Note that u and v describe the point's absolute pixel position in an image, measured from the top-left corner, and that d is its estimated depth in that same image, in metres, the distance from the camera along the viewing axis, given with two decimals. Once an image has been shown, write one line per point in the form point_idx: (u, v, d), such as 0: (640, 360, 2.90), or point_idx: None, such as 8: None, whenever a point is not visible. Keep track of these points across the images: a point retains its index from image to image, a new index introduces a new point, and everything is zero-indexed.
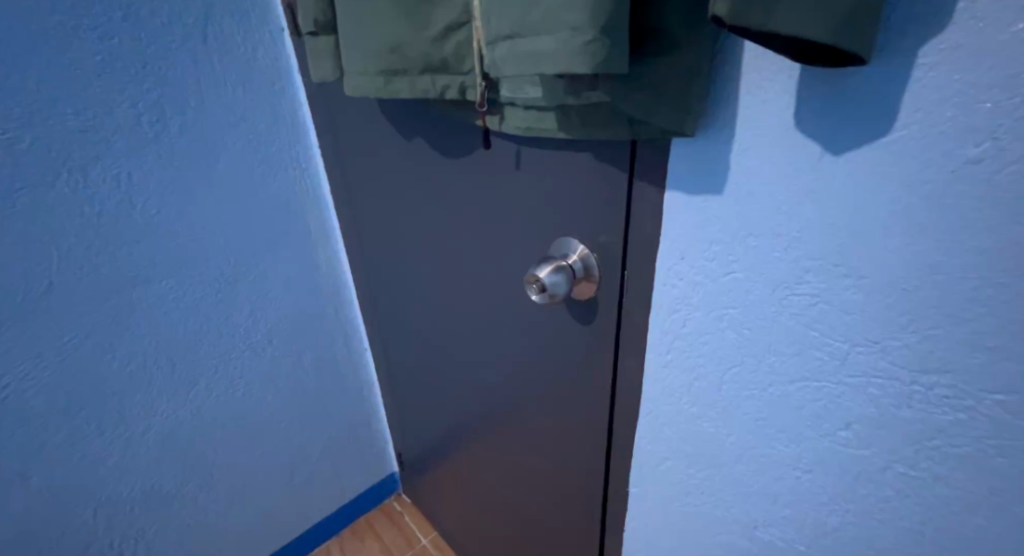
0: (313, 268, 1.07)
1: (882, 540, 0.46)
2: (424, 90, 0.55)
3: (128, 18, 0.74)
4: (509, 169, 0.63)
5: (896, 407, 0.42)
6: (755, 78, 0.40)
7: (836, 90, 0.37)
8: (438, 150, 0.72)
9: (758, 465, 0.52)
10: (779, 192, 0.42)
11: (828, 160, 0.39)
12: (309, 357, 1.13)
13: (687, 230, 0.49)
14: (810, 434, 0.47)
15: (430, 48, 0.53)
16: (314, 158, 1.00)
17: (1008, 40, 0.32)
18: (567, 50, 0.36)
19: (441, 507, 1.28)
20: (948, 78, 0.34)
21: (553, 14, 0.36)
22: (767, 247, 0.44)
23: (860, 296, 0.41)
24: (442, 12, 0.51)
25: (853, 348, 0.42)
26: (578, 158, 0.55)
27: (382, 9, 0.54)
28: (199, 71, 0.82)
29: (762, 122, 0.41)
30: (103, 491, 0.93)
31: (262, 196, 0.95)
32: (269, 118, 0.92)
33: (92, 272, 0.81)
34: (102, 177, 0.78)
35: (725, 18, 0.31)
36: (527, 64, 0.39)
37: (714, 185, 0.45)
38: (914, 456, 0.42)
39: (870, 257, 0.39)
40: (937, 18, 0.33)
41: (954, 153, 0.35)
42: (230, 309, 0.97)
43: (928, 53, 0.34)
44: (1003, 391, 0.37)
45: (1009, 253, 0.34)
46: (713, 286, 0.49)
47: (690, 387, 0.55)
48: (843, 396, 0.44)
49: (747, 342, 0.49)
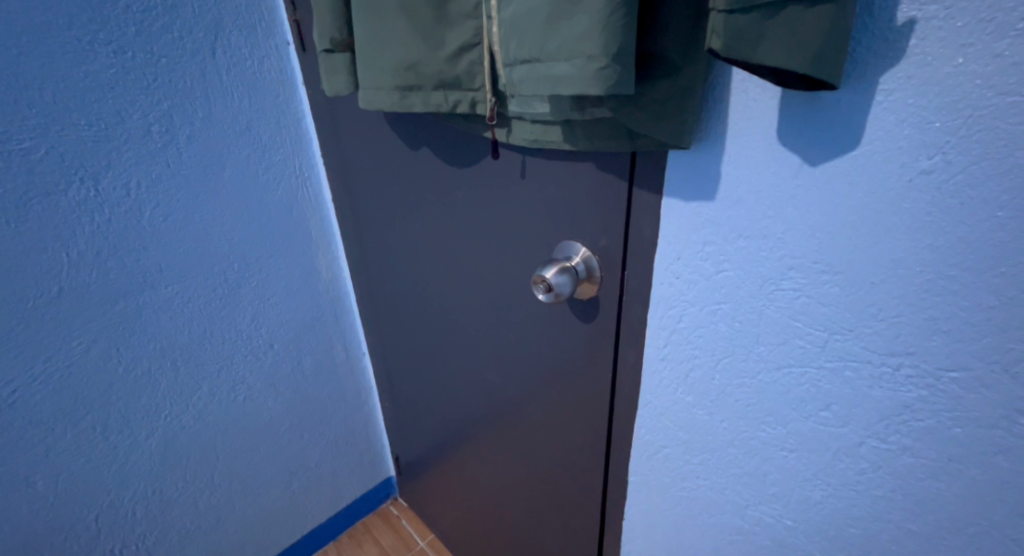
0: (314, 274, 1.10)
1: (858, 510, 0.52)
2: (437, 105, 0.59)
3: (140, 33, 0.78)
4: (514, 177, 0.68)
5: (869, 387, 0.47)
6: (743, 98, 0.46)
7: (813, 110, 0.43)
8: (444, 159, 0.76)
9: (749, 447, 0.58)
10: (764, 198, 0.48)
11: (807, 170, 0.45)
12: (309, 362, 1.15)
13: (683, 232, 0.54)
14: (795, 415, 0.53)
15: (445, 66, 0.57)
16: (315, 167, 1.03)
17: (951, 71, 0.38)
18: (582, 74, 0.41)
19: (437, 509, 1.31)
20: (904, 102, 0.39)
21: (570, 43, 0.41)
22: (755, 247, 0.50)
23: (836, 289, 0.46)
24: (457, 33, 0.56)
25: (831, 336, 0.48)
26: (581, 167, 0.60)
27: (398, 30, 0.58)
28: (207, 83, 0.85)
29: (749, 136, 0.47)
30: (107, 495, 0.94)
31: (266, 203, 0.98)
32: (274, 127, 0.95)
33: (101, 278, 0.83)
34: (112, 186, 0.80)
35: (719, 51, 0.37)
36: (544, 86, 0.44)
37: (707, 193, 0.51)
38: (885, 430, 0.48)
39: (845, 255, 0.45)
40: (894, 52, 0.39)
41: (910, 165, 0.40)
42: (234, 315, 1.00)
43: (888, 81, 0.40)
44: (957, 369, 0.43)
45: (958, 251, 0.40)
46: (707, 283, 0.54)
47: (685, 377, 0.60)
48: (824, 379, 0.49)
49: (737, 334, 0.54)
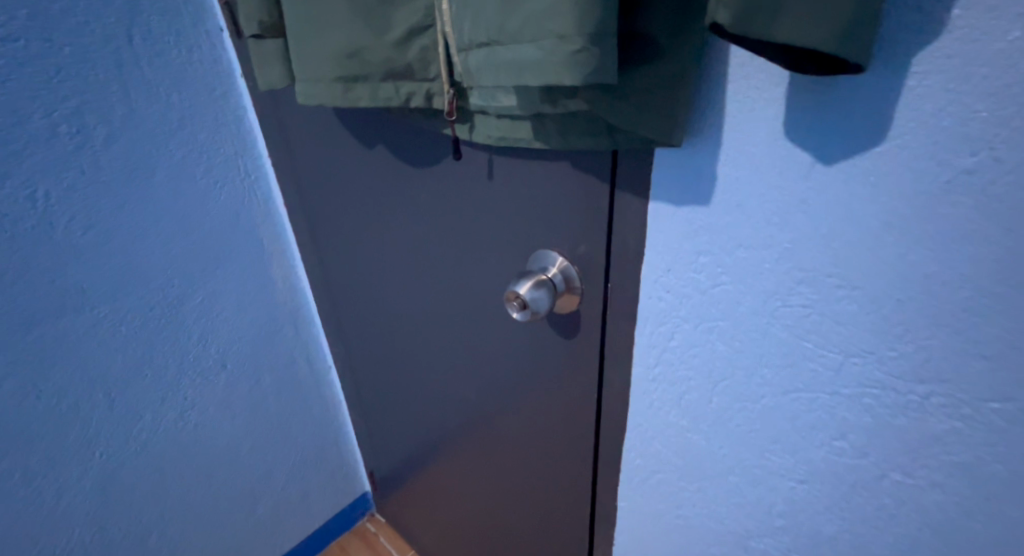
0: (269, 284, 1.00)
1: (878, 548, 0.46)
2: (388, 99, 0.51)
3: (35, 17, 0.67)
4: (481, 178, 0.60)
5: (892, 416, 0.41)
6: (741, 87, 0.39)
7: (827, 98, 0.36)
8: (402, 159, 0.68)
9: (752, 476, 0.51)
10: (768, 203, 0.41)
11: (819, 170, 0.38)
12: (269, 379, 1.06)
13: (674, 240, 0.48)
14: (805, 444, 0.46)
15: (393, 53, 0.48)
16: (263, 168, 0.93)
17: (1004, 48, 0.30)
18: (554, 59, 0.33)
19: (416, 525, 1.24)
20: (943, 88, 0.32)
21: (537, 21, 0.33)
22: (757, 258, 0.43)
23: (854, 307, 0.40)
24: (405, 14, 0.47)
25: (848, 359, 0.41)
26: (556, 168, 0.53)
27: (337, 11, 0.50)
28: (125, 74, 0.75)
29: (750, 131, 0.40)
30: (36, 542, 0.84)
31: (206, 210, 0.88)
32: (211, 124, 0.85)
33: (10, 302, 0.72)
34: (15, 197, 0.69)
35: (730, 28, 0.29)
36: (508, 74, 0.36)
37: (701, 197, 0.44)
38: (911, 465, 0.41)
39: (862, 270, 0.38)
40: (931, 25, 0.31)
41: (948, 163, 0.33)
42: (178, 334, 0.90)
43: (924, 62, 0.32)
44: (1001, 399, 0.36)
45: (1003, 263, 0.33)
46: (703, 298, 0.48)
47: (680, 399, 0.54)
48: (838, 406, 0.43)
49: (737, 354, 0.48)
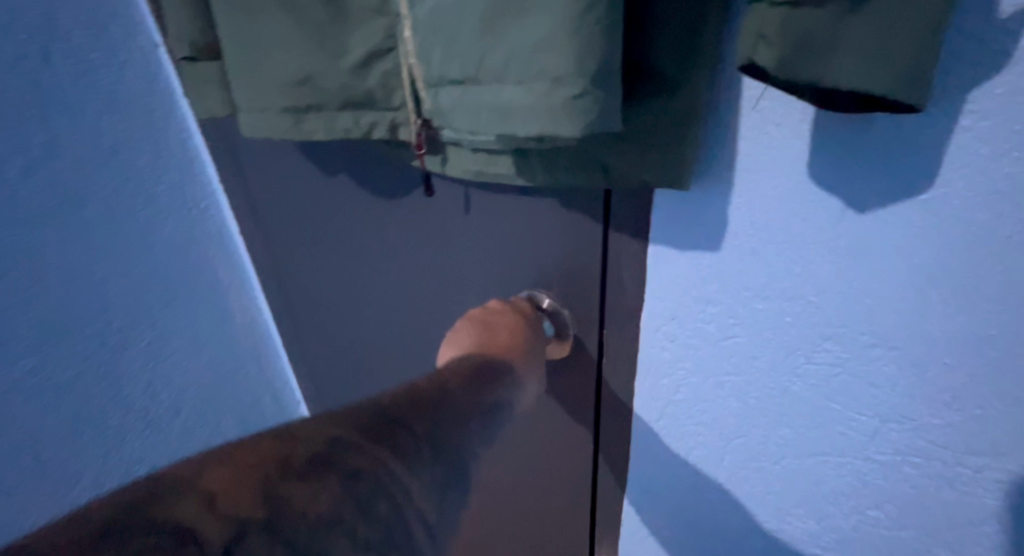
0: (226, 317, 0.92)
1: None
2: (347, 131, 0.44)
3: None
4: (457, 213, 0.54)
5: (936, 487, 0.36)
6: (755, 122, 0.33)
7: (862, 137, 0.31)
8: (367, 188, 0.61)
9: (772, 540, 0.47)
10: (789, 251, 0.36)
11: (850, 218, 0.33)
12: (231, 420, 0.95)
13: (678, 287, 0.42)
14: (832, 510, 0.42)
15: (349, 79, 0.41)
16: (215, 195, 0.85)
17: None
18: (547, 106, 0.27)
19: None
20: (1007, 129, 0.27)
21: (523, 58, 0.27)
22: (776, 311, 0.38)
23: (892, 368, 0.35)
24: (362, 36, 0.40)
25: (883, 424, 0.37)
26: (542, 206, 0.47)
27: (281, 33, 0.43)
28: (46, 95, 0.64)
29: (768, 171, 0.34)
30: None
31: (151, 243, 0.78)
32: (153, 150, 0.77)
33: None
34: None
35: (773, 70, 0.24)
36: (489, 119, 0.30)
37: (710, 241, 0.39)
38: (958, 539, 0.37)
39: (904, 328, 0.34)
40: (991, 59, 0.26)
41: (1010, 216, 0.28)
42: (121, 384, 0.76)
43: (980, 99, 0.27)
44: None
45: None
46: (712, 350, 0.43)
47: (688, 455, 0.48)
48: (873, 473, 0.38)
49: (753, 412, 0.43)
